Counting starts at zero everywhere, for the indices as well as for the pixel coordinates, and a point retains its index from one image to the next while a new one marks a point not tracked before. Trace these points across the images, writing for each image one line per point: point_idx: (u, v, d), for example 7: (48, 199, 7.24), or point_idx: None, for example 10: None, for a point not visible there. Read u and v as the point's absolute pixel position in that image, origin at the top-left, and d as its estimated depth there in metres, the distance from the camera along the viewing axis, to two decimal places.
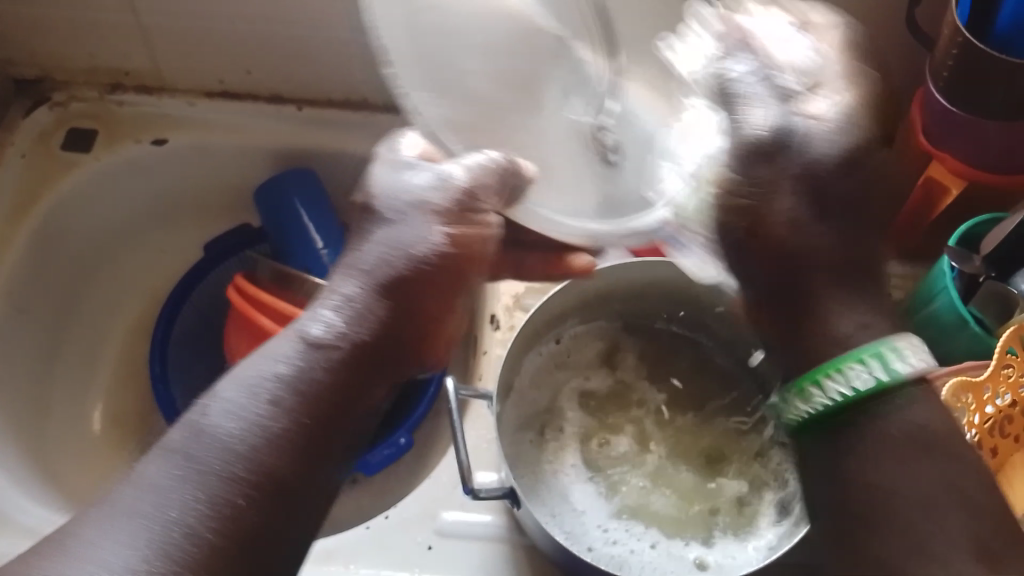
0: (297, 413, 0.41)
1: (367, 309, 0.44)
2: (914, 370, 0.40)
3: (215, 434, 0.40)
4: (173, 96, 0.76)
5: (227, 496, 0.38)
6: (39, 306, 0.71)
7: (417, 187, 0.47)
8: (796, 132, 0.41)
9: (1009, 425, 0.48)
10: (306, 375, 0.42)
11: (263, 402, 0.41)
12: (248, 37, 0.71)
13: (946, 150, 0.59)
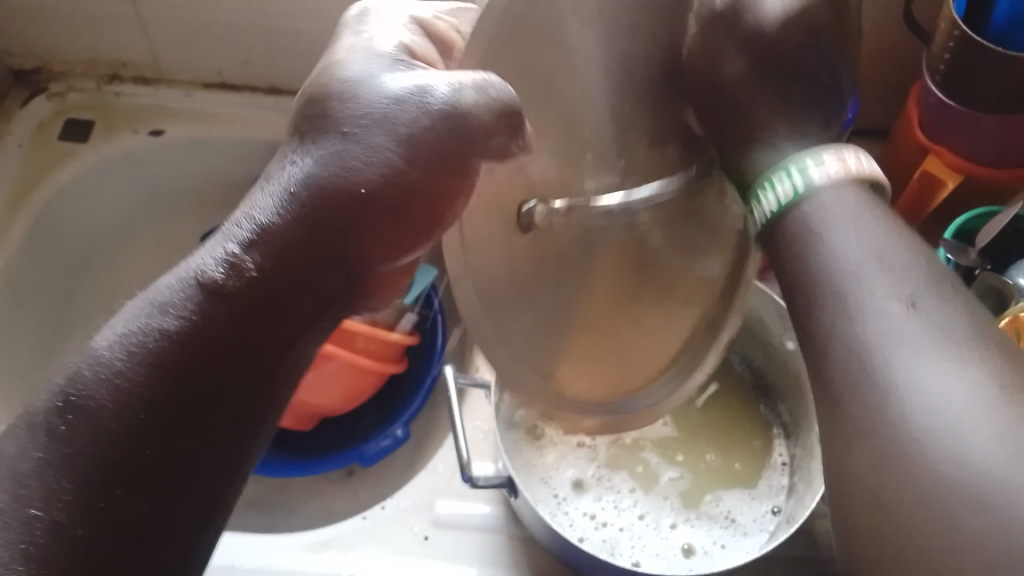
0: (145, 383, 0.30)
1: (275, 217, 0.32)
2: (824, 178, 0.32)
3: (68, 379, 0.31)
4: (170, 87, 0.76)
5: (38, 533, 0.29)
6: (34, 295, 0.71)
7: (370, 45, 0.34)
8: (399, 73, 0.33)
9: None
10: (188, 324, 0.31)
11: (111, 346, 0.31)
12: (249, 29, 0.71)
13: (943, 144, 0.59)
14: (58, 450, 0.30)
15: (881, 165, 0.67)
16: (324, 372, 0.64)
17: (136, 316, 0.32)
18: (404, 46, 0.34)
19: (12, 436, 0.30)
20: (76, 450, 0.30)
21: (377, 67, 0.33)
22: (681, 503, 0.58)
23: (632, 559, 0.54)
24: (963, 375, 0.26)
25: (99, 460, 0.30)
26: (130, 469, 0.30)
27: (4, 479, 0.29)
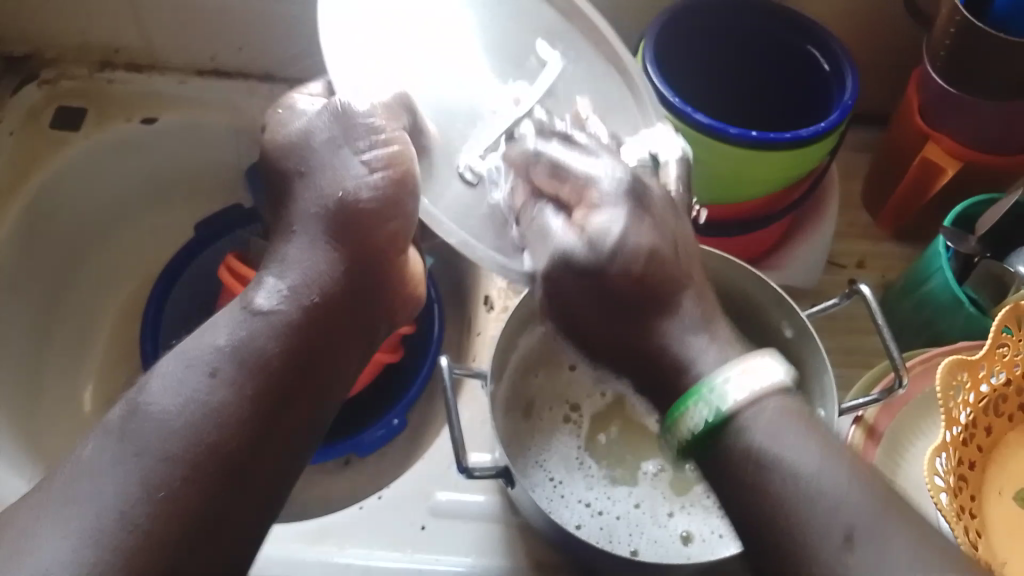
0: (242, 385, 0.40)
1: (301, 264, 0.43)
2: (739, 402, 0.36)
3: (156, 406, 0.38)
4: (163, 73, 0.75)
5: (157, 498, 0.36)
6: (29, 287, 0.70)
7: (312, 119, 0.46)
8: (349, 129, 0.45)
9: (1003, 404, 0.48)
10: (259, 344, 0.41)
11: (193, 365, 0.40)
12: (242, 15, 0.70)
13: (942, 131, 0.59)
14: (161, 448, 0.37)
15: (880, 151, 0.66)
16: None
17: (201, 348, 0.40)
18: (336, 115, 0.45)
19: (109, 454, 0.37)
20: (174, 447, 0.37)
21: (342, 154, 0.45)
22: (674, 490, 0.57)
23: (630, 547, 0.54)
24: (896, 548, 0.33)
25: (202, 446, 0.38)
26: (225, 446, 0.38)
27: (115, 476, 0.36)
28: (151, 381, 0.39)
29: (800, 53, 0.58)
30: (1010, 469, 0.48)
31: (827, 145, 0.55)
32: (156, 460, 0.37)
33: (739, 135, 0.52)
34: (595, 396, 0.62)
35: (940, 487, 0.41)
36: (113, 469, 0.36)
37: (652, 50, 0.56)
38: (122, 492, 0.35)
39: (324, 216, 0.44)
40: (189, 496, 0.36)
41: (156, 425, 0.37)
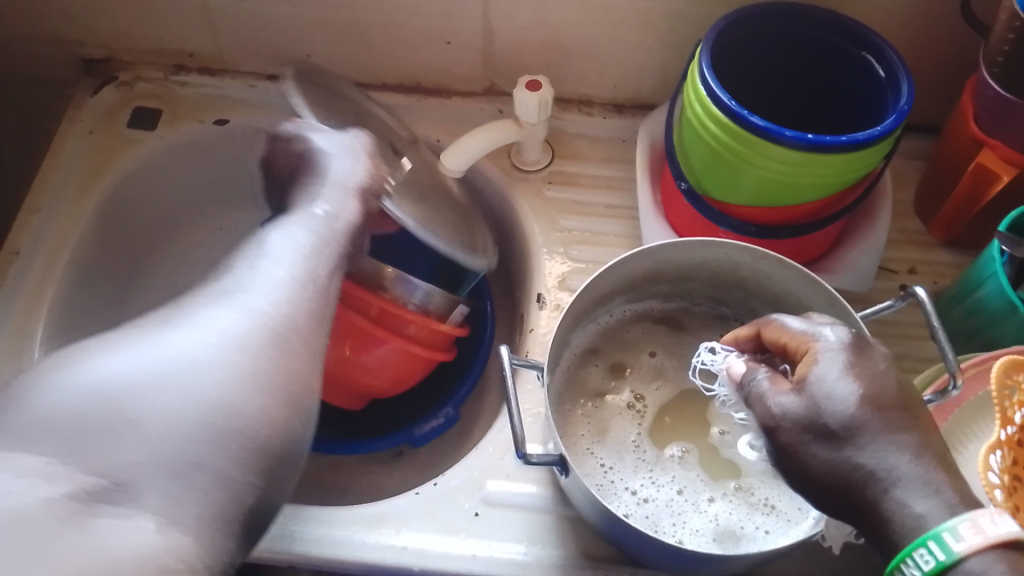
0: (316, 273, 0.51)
1: (349, 204, 0.55)
2: (968, 549, 0.37)
3: (254, 280, 0.49)
4: (233, 78, 0.79)
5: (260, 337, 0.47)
6: (105, 279, 0.74)
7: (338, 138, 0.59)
8: (344, 139, 0.59)
9: None
10: (324, 254, 0.52)
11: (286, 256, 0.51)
12: (310, 21, 0.73)
13: (998, 138, 0.59)
14: (272, 281, 0.49)
15: (934, 159, 0.67)
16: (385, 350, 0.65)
17: (277, 251, 0.51)
18: (359, 137, 0.59)
19: (220, 316, 0.47)
20: (280, 281, 0.49)
21: (355, 156, 0.58)
22: (713, 476, 0.58)
23: (675, 536, 0.55)
24: None
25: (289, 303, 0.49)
26: (315, 284, 0.51)
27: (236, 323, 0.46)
28: (250, 264, 0.50)
29: (856, 59, 0.59)
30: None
31: (882, 149, 0.56)
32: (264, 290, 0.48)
33: (794, 137, 0.53)
34: (661, 387, 0.64)
35: (995, 484, 0.43)
36: (235, 300, 0.48)
37: (709, 53, 0.57)
38: (243, 315, 0.47)
39: (347, 182, 0.56)
40: (297, 316, 0.49)
41: (263, 284, 0.49)
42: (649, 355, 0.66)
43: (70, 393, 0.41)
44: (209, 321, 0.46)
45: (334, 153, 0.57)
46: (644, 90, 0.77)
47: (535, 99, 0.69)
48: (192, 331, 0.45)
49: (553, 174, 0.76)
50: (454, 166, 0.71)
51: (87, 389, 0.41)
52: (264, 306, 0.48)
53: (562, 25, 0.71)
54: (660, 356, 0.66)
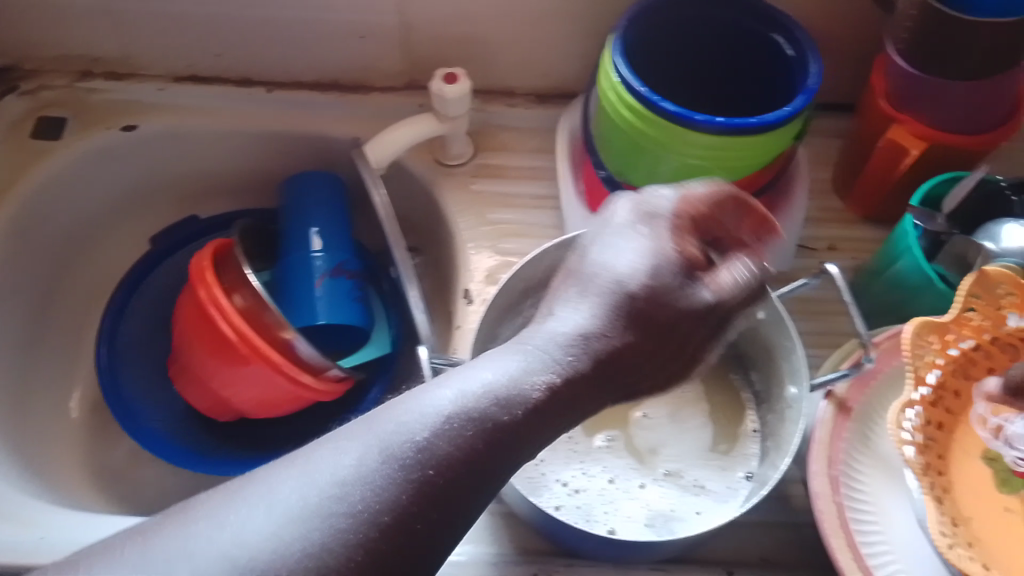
0: (432, 466, 0.37)
1: (565, 346, 0.41)
2: None
3: (337, 464, 0.36)
4: (143, 81, 0.76)
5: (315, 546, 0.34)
6: (18, 297, 0.71)
7: (662, 203, 0.47)
8: (672, 214, 0.47)
9: (973, 369, 0.49)
10: (464, 433, 0.37)
11: (400, 438, 0.37)
12: (220, 20, 0.71)
13: (908, 113, 0.60)
14: (331, 482, 0.36)
15: (851, 137, 0.68)
16: (249, 376, 0.61)
17: (409, 417, 0.38)
18: (687, 257, 0.45)
19: (284, 489, 0.36)
20: (325, 501, 0.35)
21: (670, 276, 0.44)
22: (642, 460, 0.58)
23: (609, 526, 0.55)
24: None
25: (381, 501, 0.36)
26: (419, 483, 0.36)
27: (282, 522, 0.34)
28: (327, 452, 0.37)
29: (765, 40, 0.59)
30: (979, 428, 0.48)
31: (794, 128, 0.56)
32: (294, 507, 0.35)
33: (706, 121, 0.53)
34: None
35: (903, 446, 0.43)
36: (280, 495, 0.35)
37: (620, 40, 0.57)
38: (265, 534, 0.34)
39: (573, 341, 0.42)
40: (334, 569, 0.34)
41: (331, 470, 0.36)
42: None
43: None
44: (268, 513, 0.35)
45: (648, 255, 0.45)
46: (565, 79, 0.77)
47: (453, 92, 0.68)
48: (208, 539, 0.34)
49: (478, 167, 0.75)
50: (378, 161, 0.69)
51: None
52: (293, 530, 0.34)
53: (479, 16, 0.70)
54: None
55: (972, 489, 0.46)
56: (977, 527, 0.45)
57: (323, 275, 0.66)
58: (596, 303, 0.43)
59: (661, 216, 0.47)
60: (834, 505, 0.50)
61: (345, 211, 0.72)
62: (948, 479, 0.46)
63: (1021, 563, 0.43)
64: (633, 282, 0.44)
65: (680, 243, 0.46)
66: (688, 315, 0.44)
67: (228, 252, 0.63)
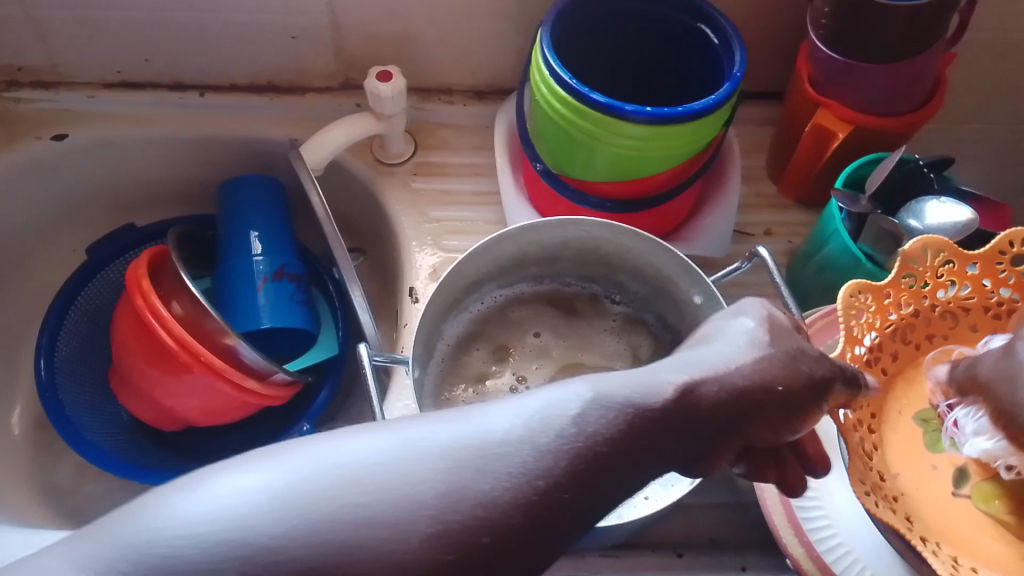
0: (601, 442, 0.34)
1: (709, 367, 0.37)
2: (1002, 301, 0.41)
3: (498, 430, 0.33)
4: (71, 89, 0.75)
5: (469, 508, 0.31)
6: None
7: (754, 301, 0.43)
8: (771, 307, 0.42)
9: (908, 333, 0.51)
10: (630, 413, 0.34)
11: (561, 407, 0.34)
12: (147, 25, 0.70)
13: (833, 98, 0.61)
14: (485, 440, 0.33)
15: (780, 123, 0.69)
16: (190, 384, 0.60)
17: (566, 393, 0.35)
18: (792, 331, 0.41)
19: (436, 443, 0.33)
20: (481, 454, 0.33)
21: (782, 343, 0.39)
22: None
23: None
24: None
25: (544, 467, 0.32)
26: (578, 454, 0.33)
27: (426, 476, 0.32)
28: (479, 416, 0.34)
29: (692, 30, 0.60)
30: (908, 387, 0.50)
31: (723, 115, 0.57)
32: (450, 453, 0.33)
33: (636, 112, 0.54)
34: (542, 366, 0.65)
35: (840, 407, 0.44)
36: (430, 445, 0.33)
37: (550, 34, 0.57)
38: (436, 462, 0.32)
39: (706, 366, 0.37)
40: (495, 521, 0.31)
41: (487, 430, 0.33)
42: (534, 337, 0.67)
43: (187, 508, 0.30)
44: (418, 462, 0.32)
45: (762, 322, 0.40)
46: (501, 75, 0.77)
47: (389, 90, 0.68)
48: (360, 478, 0.32)
49: (418, 165, 0.75)
50: (316, 162, 0.69)
51: (190, 515, 0.30)
52: (457, 466, 0.32)
53: (411, 14, 0.70)
54: (546, 336, 0.67)
55: (901, 445, 0.49)
56: (904, 478, 0.47)
57: (265, 279, 0.65)
58: (729, 352, 0.38)
59: (768, 307, 0.42)
60: (776, 483, 0.52)
61: (284, 214, 0.71)
62: (881, 436, 0.48)
63: (938, 516, 0.46)
64: (760, 337, 0.39)
65: (785, 320, 0.41)
66: (811, 379, 0.38)
67: (163, 260, 0.63)
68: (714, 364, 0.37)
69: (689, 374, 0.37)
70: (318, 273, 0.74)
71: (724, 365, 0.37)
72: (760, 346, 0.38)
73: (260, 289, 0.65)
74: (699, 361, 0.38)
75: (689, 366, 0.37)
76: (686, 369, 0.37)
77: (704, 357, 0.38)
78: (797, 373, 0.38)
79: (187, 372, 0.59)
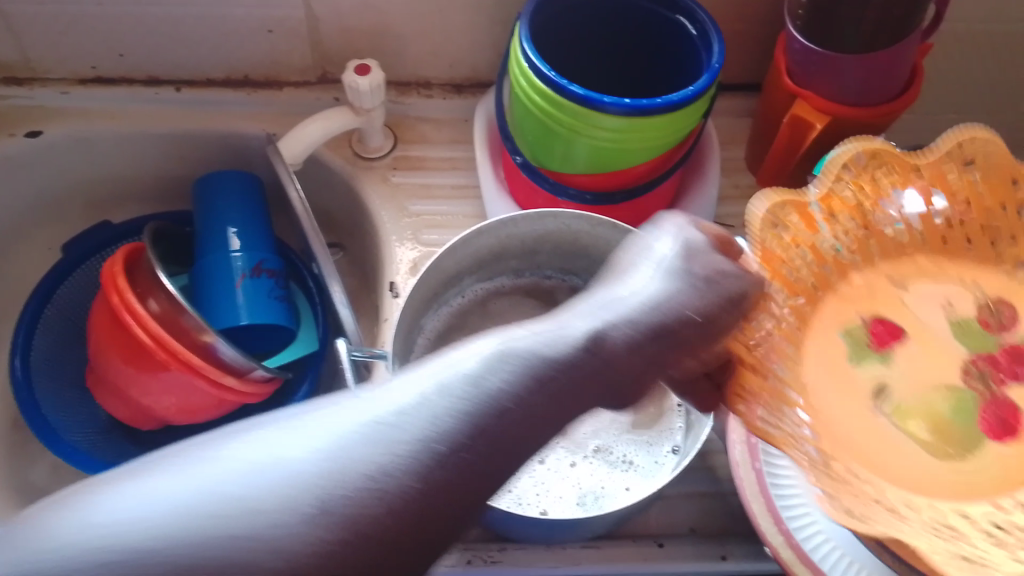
0: (511, 401, 0.34)
1: (629, 309, 0.39)
2: None
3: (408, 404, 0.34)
4: (45, 85, 0.74)
5: (381, 482, 0.32)
6: None
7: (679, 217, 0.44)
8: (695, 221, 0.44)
9: (844, 256, 0.52)
10: (539, 371, 0.35)
11: (470, 371, 0.35)
12: (121, 19, 0.69)
13: (810, 89, 0.61)
14: (394, 412, 0.33)
15: (759, 114, 0.69)
16: (166, 383, 0.60)
17: (474, 356, 0.35)
18: (713, 247, 0.42)
19: (342, 420, 0.33)
20: (390, 427, 0.33)
21: (702, 266, 0.41)
22: (571, 441, 0.59)
23: (541, 508, 0.55)
24: None
25: (456, 435, 0.33)
26: (490, 414, 0.34)
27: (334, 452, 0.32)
28: (384, 389, 0.34)
29: (670, 22, 0.60)
30: (838, 307, 0.51)
31: (701, 107, 0.57)
32: (356, 431, 0.33)
33: (614, 103, 0.54)
34: None
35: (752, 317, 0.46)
36: (335, 423, 0.33)
37: (527, 27, 0.57)
38: (332, 439, 0.32)
39: (630, 308, 0.39)
40: (402, 495, 0.32)
41: (395, 401, 0.34)
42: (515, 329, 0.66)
43: (113, 503, 0.31)
44: (326, 441, 0.32)
45: (685, 247, 0.42)
46: (479, 68, 0.76)
47: (367, 84, 0.67)
48: (264, 465, 0.32)
49: (397, 159, 0.75)
50: (293, 157, 0.69)
51: (92, 528, 0.30)
52: (364, 440, 0.32)
53: (389, 7, 0.70)
54: None
55: (826, 357, 0.49)
56: (821, 392, 0.48)
57: (243, 275, 0.65)
58: (646, 286, 0.40)
59: (691, 223, 0.43)
60: (753, 472, 0.52)
61: (261, 209, 0.70)
62: (803, 347, 0.49)
63: (849, 420, 0.46)
64: (682, 270, 0.41)
65: (707, 238, 0.43)
66: (721, 307, 0.40)
67: (140, 258, 0.62)
68: (640, 299, 0.39)
69: (609, 312, 0.39)
70: (297, 269, 0.74)
71: (643, 292, 0.40)
72: (679, 278, 0.40)
73: (238, 285, 0.65)
74: (620, 292, 0.40)
75: (614, 306, 0.39)
76: (608, 310, 0.39)
77: (626, 291, 0.40)
78: (710, 304, 0.40)
79: (162, 370, 0.59)
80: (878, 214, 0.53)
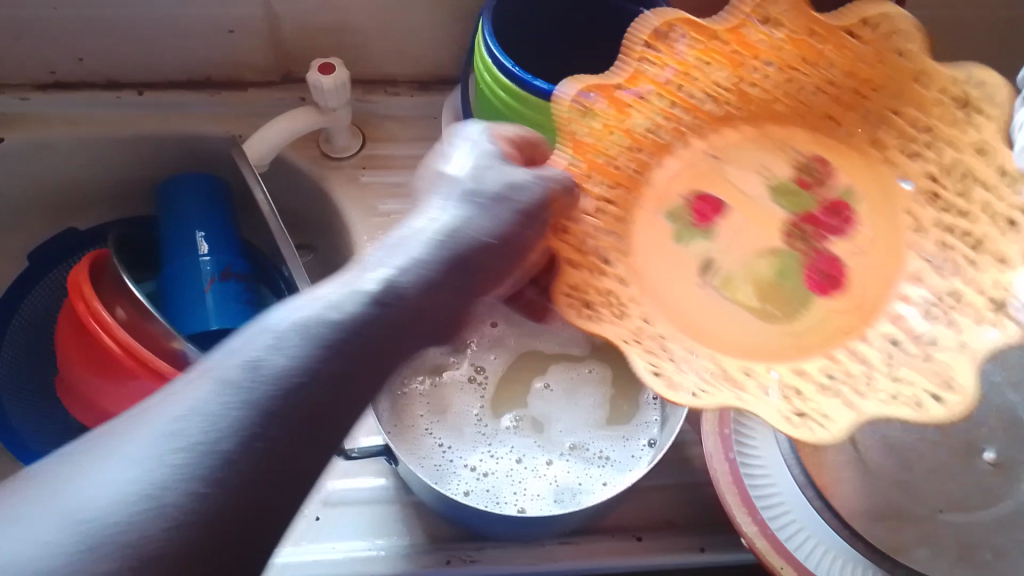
0: (339, 343, 0.36)
1: (433, 235, 0.42)
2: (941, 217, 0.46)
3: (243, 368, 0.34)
4: (3, 92, 0.72)
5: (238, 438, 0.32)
6: None
7: (475, 129, 0.48)
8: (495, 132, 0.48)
9: (659, 127, 0.54)
10: (365, 314, 0.38)
11: (297, 325, 0.36)
12: (77, 23, 0.68)
13: None
14: (223, 376, 0.34)
15: None
16: (133, 393, 0.58)
17: (297, 313, 0.36)
18: (502, 155, 0.46)
19: (169, 402, 0.33)
20: (228, 393, 0.33)
21: (494, 177, 0.45)
22: (546, 438, 0.59)
23: (517, 506, 0.55)
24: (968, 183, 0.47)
25: (297, 380, 0.34)
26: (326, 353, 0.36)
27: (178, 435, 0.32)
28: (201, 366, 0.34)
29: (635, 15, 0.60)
30: (658, 188, 0.53)
31: None
32: (192, 410, 0.33)
33: None
34: (498, 356, 0.64)
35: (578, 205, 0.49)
36: (162, 409, 0.33)
37: (489, 23, 0.57)
38: (171, 423, 0.32)
39: (438, 237, 0.42)
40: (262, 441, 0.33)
41: (224, 366, 0.34)
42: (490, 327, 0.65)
43: None
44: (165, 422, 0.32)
45: (479, 164, 0.45)
46: (444, 64, 0.76)
47: (330, 83, 0.67)
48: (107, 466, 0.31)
49: (365, 157, 0.75)
50: (257, 158, 0.68)
51: None
52: (208, 414, 0.33)
53: (350, 4, 0.69)
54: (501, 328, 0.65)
55: (652, 242, 0.52)
56: (648, 270, 0.50)
57: (211, 279, 0.64)
58: (442, 206, 0.43)
59: (485, 132, 0.47)
60: (727, 463, 0.52)
61: (228, 212, 0.70)
62: (630, 234, 0.51)
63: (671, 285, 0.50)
64: (475, 187, 0.44)
65: (496, 147, 0.46)
66: (518, 220, 0.44)
67: (106, 264, 0.61)
68: (441, 220, 0.43)
69: (413, 231, 0.42)
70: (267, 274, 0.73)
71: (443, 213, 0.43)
72: (479, 197, 0.44)
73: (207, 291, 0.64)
74: (423, 208, 0.44)
75: (415, 226, 0.43)
76: (416, 235, 0.42)
77: (430, 209, 0.44)
78: (504, 217, 0.44)
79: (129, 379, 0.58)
80: (690, 89, 0.54)
